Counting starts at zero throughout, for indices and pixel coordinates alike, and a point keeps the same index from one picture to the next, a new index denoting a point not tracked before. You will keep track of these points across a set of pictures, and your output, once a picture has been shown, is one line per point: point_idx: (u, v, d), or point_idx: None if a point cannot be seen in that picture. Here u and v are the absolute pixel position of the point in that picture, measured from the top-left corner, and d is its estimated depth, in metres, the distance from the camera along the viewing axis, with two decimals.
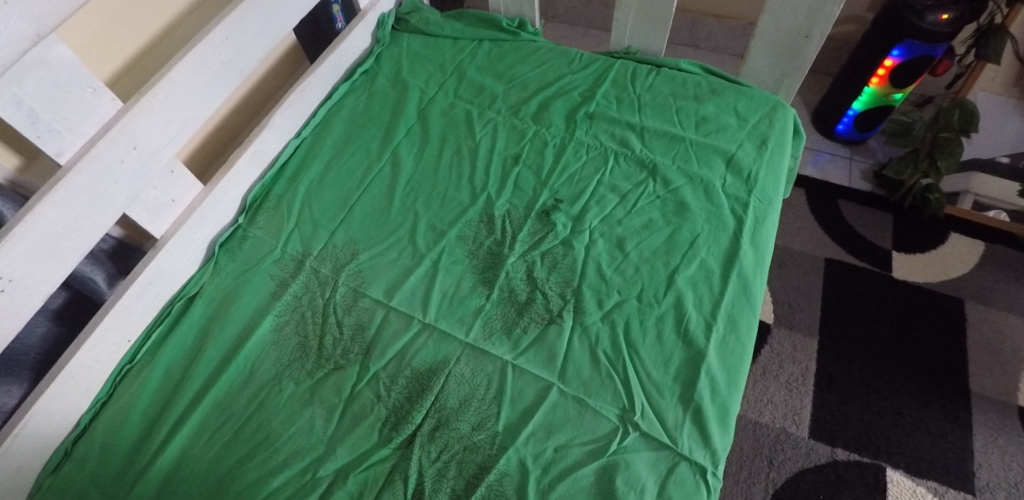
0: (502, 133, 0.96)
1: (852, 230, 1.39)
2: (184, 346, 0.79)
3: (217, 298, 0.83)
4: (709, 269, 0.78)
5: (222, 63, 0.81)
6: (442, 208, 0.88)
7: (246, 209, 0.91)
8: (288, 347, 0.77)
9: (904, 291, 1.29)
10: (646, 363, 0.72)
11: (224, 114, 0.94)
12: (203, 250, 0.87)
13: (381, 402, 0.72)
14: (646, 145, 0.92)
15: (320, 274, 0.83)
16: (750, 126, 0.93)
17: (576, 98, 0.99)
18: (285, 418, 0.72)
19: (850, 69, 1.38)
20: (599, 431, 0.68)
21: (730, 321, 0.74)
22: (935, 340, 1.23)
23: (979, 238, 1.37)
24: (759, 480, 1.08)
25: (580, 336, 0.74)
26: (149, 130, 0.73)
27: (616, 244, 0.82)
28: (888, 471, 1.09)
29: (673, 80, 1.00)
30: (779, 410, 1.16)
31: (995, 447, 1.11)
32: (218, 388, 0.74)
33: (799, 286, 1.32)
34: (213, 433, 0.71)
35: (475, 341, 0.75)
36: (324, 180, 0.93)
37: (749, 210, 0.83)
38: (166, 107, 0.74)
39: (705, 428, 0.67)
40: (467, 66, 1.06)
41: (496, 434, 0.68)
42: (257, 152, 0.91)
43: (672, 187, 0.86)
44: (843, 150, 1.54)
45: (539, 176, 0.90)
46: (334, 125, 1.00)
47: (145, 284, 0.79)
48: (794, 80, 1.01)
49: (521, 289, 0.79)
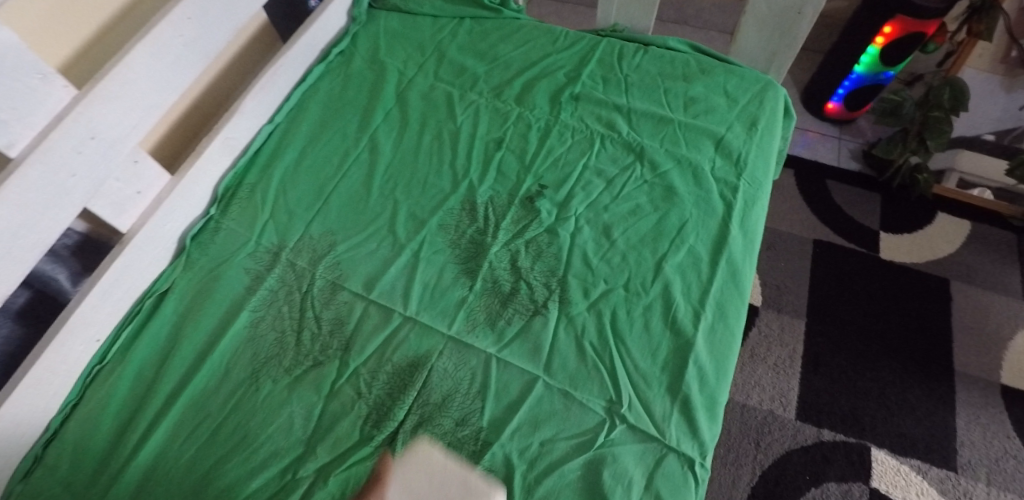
0: (485, 116, 0.93)
1: (840, 210, 1.38)
2: (156, 344, 0.77)
3: (190, 293, 0.80)
4: (697, 256, 0.76)
5: (185, 44, 0.77)
6: (423, 196, 0.85)
7: (219, 199, 0.87)
8: (264, 344, 0.75)
9: (890, 271, 1.29)
10: (633, 353, 0.70)
11: (193, 100, 0.90)
12: (174, 243, 0.84)
13: (362, 399, 0.70)
14: (633, 127, 0.89)
15: (297, 267, 0.80)
16: (740, 107, 0.90)
17: (561, 78, 0.96)
18: (263, 417, 0.70)
19: (840, 46, 1.36)
20: (586, 424, 0.66)
21: (719, 309, 0.73)
22: (921, 320, 1.23)
23: (965, 218, 1.37)
24: (747, 463, 1.08)
25: (566, 327, 0.72)
26: (108, 118, 0.69)
27: (603, 231, 0.79)
28: (873, 451, 1.10)
29: (662, 59, 0.97)
30: (766, 393, 1.16)
31: (977, 425, 1.12)
32: (193, 387, 0.72)
33: (788, 267, 1.31)
34: (189, 434, 0.69)
35: (458, 334, 0.73)
36: (299, 168, 0.90)
37: (738, 194, 0.81)
38: (126, 93, 0.71)
39: (694, 419, 0.66)
40: (448, 46, 1.02)
41: (480, 429, 0.67)
42: (228, 140, 0.88)
43: (659, 171, 0.84)
44: (832, 129, 1.52)
45: (523, 161, 0.87)
46: (308, 110, 0.96)
47: (112, 281, 0.75)
48: (785, 58, 0.98)
49: (504, 280, 0.77)
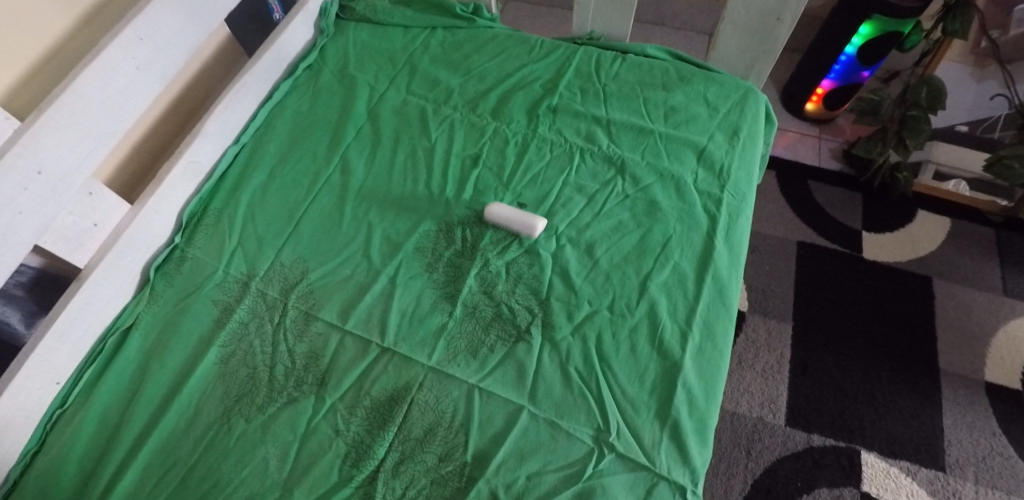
0: (460, 132, 0.90)
1: (822, 210, 1.38)
2: (121, 385, 0.72)
3: (156, 329, 0.76)
4: (683, 273, 0.74)
5: (138, 67, 0.73)
6: (398, 217, 0.82)
7: (183, 227, 0.83)
8: (234, 381, 0.71)
9: (873, 271, 1.29)
10: (620, 378, 0.68)
11: (151, 122, 0.85)
12: (138, 276, 0.80)
13: (340, 437, 0.67)
14: (613, 140, 0.87)
15: (267, 298, 0.76)
16: (721, 116, 0.88)
17: (538, 90, 0.93)
18: (236, 460, 0.66)
19: (818, 45, 1.35)
20: (574, 454, 0.64)
21: (706, 328, 0.71)
22: (905, 320, 1.23)
23: (945, 214, 1.37)
24: (738, 472, 1.07)
25: (551, 352, 0.70)
26: (56, 150, 0.65)
27: (586, 250, 0.77)
28: (863, 454, 1.09)
29: (640, 67, 0.95)
30: (755, 399, 1.15)
31: (963, 424, 1.12)
32: (160, 430, 0.68)
33: (773, 271, 1.30)
34: (158, 480, 0.65)
35: (439, 364, 0.70)
36: (267, 191, 0.86)
37: (722, 206, 0.79)
38: (75, 123, 0.66)
39: (684, 445, 0.64)
40: (420, 58, 0.99)
41: (464, 464, 0.64)
42: (191, 164, 0.84)
43: (641, 185, 0.82)
44: (811, 128, 1.52)
45: (501, 179, 0.84)
46: (276, 129, 0.92)
47: (69, 320, 0.71)
48: (765, 64, 0.97)
49: (484, 305, 0.74)
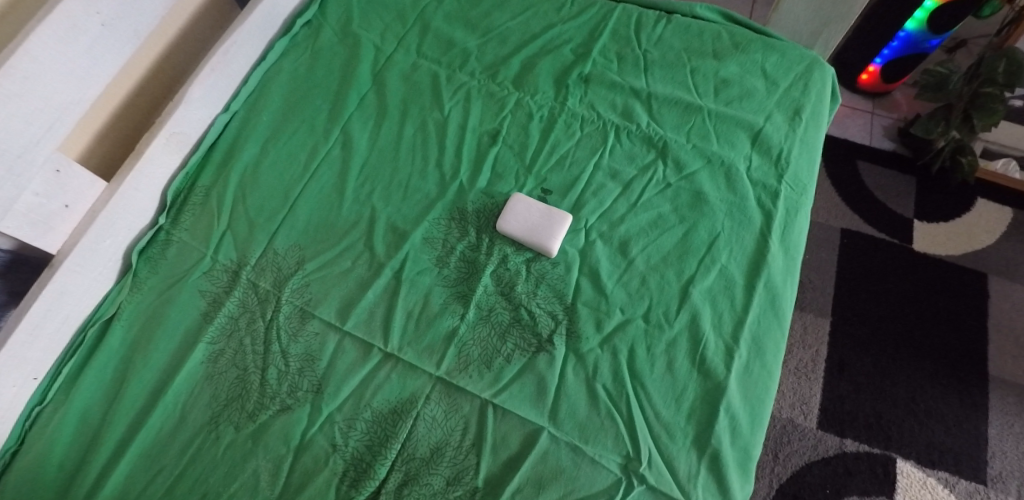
0: (477, 103, 0.79)
1: (871, 195, 1.26)
2: (102, 381, 0.65)
3: (140, 320, 0.68)
4: (731, 279, 0.64)
5: (104, 24, 0.63)
6: (405, 202, 0.72)
7: (169, 207, 0.74)
8: (224, 383, 0.64)
9: (923, 264, 1.18)
10: (654, 399, 0.59)
11: (130, 87, 0.76)
12: (120, 259, 0.71)
13: (337, 452, 0.60)
14: (654, 117, 0.76)
15: (260, 290, 0.68)
16: (781, 92, 0.76)
17: (568, 55, 0.82)
18: (224, 472, 0.59)
19: (874, 16, 1.19)
20: (597, 485, 0.56)
21: (755, 344, 0.62)
22: (955, 320, 1.13)
23: (1006, 204, 1.25)
24: (764, 476, 1.01)
25: (576, 366, 0.61)
26: (10, 123, 0.55)
27: (619, 248, 0.67)
28: (899, 463, 1.01)
29: (687, 31, 0.82)
30: (787, 399, 1.07)
31: (1010, 435, 1.04)
32: (144, 436, 0.61)
33: (814, 261, 1.20)
34: (141, 492, 0.59)
35: (448, 375, 0.62)
36: (260, 167, 0.76)
37: (779, 201, 0.69)
38: (29, 91, 0.56)
39: (725, 479, 0.56)
40: (433, 15, 0.87)
41: (476, 489, 0.57)
42: (175, 135, 0.74)
43: (685, 172, 0.71)
44: (864, 103, 1.38)
45: (523, 160, 0.74)
46: (271, 95, 0.82)
47: (44, 312, 0.63)
48: (836, 31, 0.84)
49: (501, 308, 0.65)
